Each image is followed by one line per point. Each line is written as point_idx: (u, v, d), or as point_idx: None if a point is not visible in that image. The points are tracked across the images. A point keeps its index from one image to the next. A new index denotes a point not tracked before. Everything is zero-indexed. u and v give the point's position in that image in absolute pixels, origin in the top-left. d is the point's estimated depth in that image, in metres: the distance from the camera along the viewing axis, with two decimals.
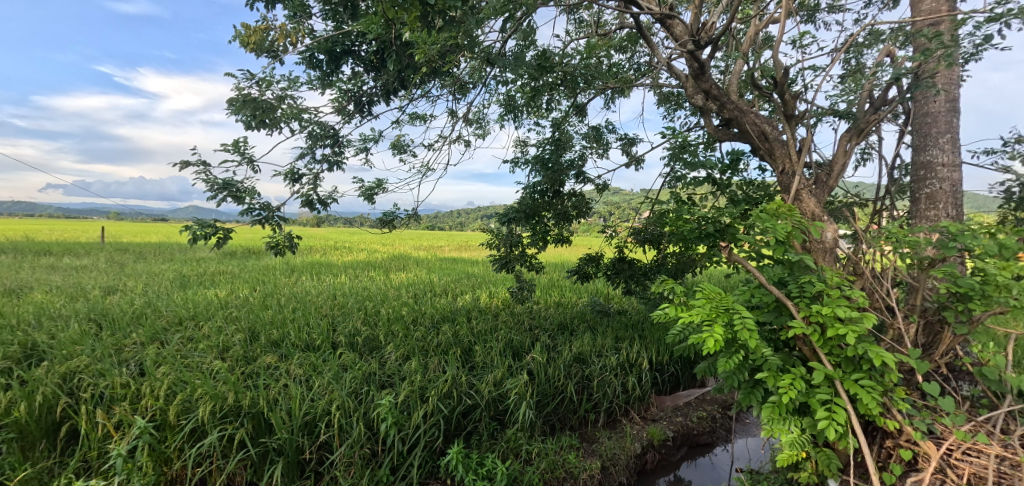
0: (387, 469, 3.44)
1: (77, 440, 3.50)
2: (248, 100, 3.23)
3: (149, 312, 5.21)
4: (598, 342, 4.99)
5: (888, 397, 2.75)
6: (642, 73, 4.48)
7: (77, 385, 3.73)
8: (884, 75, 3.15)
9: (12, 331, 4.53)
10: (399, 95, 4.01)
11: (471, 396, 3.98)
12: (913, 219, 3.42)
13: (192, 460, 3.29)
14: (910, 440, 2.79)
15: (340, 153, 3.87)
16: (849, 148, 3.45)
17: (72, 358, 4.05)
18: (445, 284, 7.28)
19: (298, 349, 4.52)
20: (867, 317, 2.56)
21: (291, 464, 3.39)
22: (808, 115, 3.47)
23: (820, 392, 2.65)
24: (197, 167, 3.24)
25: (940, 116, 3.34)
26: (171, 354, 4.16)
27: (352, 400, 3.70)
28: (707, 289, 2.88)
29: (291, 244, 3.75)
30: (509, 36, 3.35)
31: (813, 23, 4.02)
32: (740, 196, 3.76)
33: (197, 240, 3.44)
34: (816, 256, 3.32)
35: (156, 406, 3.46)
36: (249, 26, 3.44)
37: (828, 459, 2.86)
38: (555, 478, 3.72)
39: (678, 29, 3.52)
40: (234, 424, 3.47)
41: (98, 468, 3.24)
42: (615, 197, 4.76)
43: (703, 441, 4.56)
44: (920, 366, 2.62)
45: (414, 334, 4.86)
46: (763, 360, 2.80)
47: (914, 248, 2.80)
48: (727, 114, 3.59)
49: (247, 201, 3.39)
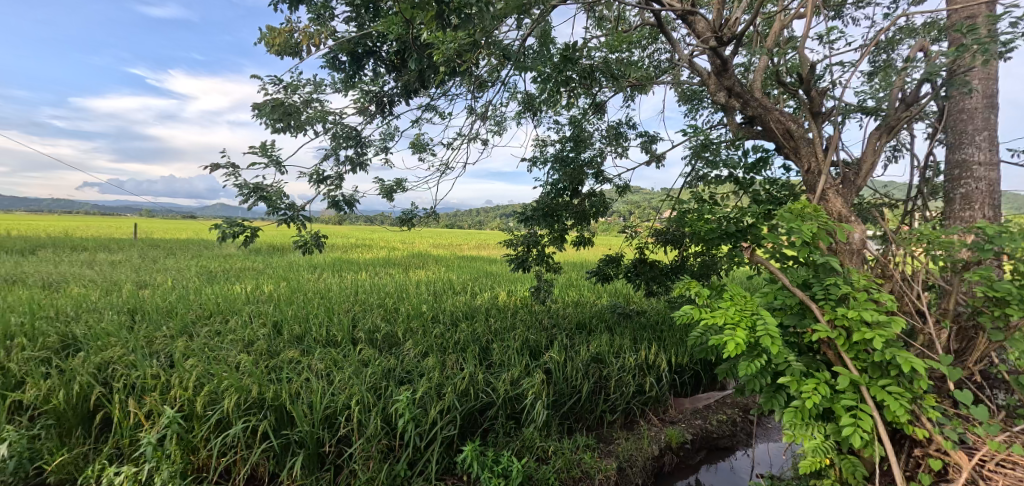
0: (404, 464, 3.49)
1: (110, 428, 3.66)
2: (275, 105, 3.35)
3: (179, 306, 5.39)
4: (617, 342, 4.94)
5: (918, 405, 2.68)
6: (662, 70, 4.47)
7: (111, 375, 3.89)
8: (916, 72, 3.06)
9: (52, 322, 4.74)
10: (420, 95, 4.07)
11: (487, 394, 4.02)
12: (948, 220, 3.31)
13: (218, 450, 3.42)
14: (941, 450, 2.71)
15: (363, 154, 3.94)
16: (879, 146, 3.38)
17: (107, 348, 4.23)
18: (464, 283, 7.36)
19: (320, 344, 4.64)
20: (896, 322, 2.50)
21: (311, 456, 3.47)
22: (835, 113, 3.39)
23: (845, 398, 2.60)
24: (228, 170, 3.32)
25: (977, 113, 3.23)
26: (199, 347, 4.30)
27: (371, 395, 3.77)
28: (732, 292, 2.86)
29: (317, 244, 3.83)
30: (527, 34, 3.38)
31: (841, 19, 3.93)
32: (764, 197, 3.74)
33: (227, 238, 3.54)
34: (842, 258, 3.26)
35: (185, 396, 3.61)
36: (273, 28, 3.53)
37: (852, 467, 2.78)
38: (571, 478, 3.70)
39: (700, 25, 3.51)
40: (258, 416, 3.59)
41: (130, 455, 3.40)
42: (636, 196, 4.76)
43: (723, 445, 4.51)
44: (953, 372, 2.52)
45: (433, 331, 4.94)
46: (786, 364, 2.75)
47: (948, 251, 2.72)
48: (751, 111, 3.53)
49: (274, 203, 3.47)
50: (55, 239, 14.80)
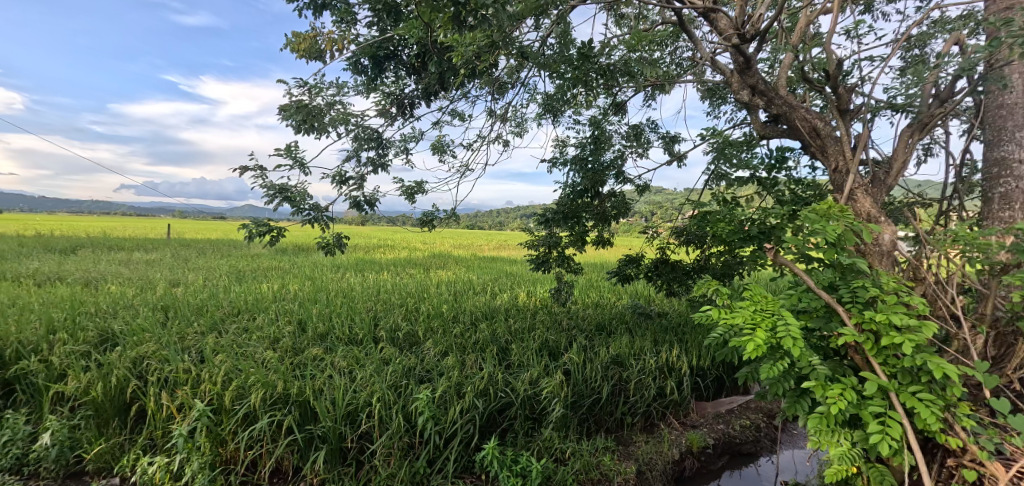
0: (424, 461, 3.53)
1: (144, 420, 3.82)
2: (299, 107, 3.44)
3: (209, 304, 5.59)
4: (638, 345, 4.91)
5: (951, 413, 2.57)
6: (683, 69, 4.41)
7: (145, 369, 4.06)
8: (951, 66, 2.94)
9: (92, 318, 4.97)
10: (440, 97, 4.13)
11: (506, 394, 4.04)
12: (985, 220, 3.17)
13: (245, 443, 3.53)
14: (976, 460, 2.60)
15: (384, 155, 4.01)
16: (911, 144, 3.27)
17: (142, 343, 4.41)
18: (484, 283, 7.42)
19: (342, 343, 4.74)
20: (926, 327, 2.42)
21: (334, 451, 3.55)
22: (864, 110, 3.29)
23: (872, 404, 2.52)
24: (256, 172, 3.44)
25: (1017, 108, 3.08)
26: (228, 343, 4.46)
27: (391, 393, 3.83)
28: (753, 293, 2.81)
29: (340, 244, 3.92)
30: (545, 35, 3.38)
31: (870, 13, 3.82)
32: (789, 197, 3.66)
33: (254, 238, 3.65)
34: (872, 260, 3.15)
35: (214, 390, 3.74)
36: (299, 34, 3.63)
37: (881, 475, 2.69)
38: (590, 479, 3.68)
39: (722, 22, 3.45)
40: (283, 411, 3.69)
41: (163, 446, 3.55)
42: (658, 197, 4.71)
43: (747, 450, 4.42)
44: (988, 380, 2.42)
45: (453, 330, 5.00)
46: (811, 369, 2.68)
47: (985, 253, 2.61)
48: (775, 109, 3.46)
49: (299, 203, 3.57)
50: (89, 239, 15.45)
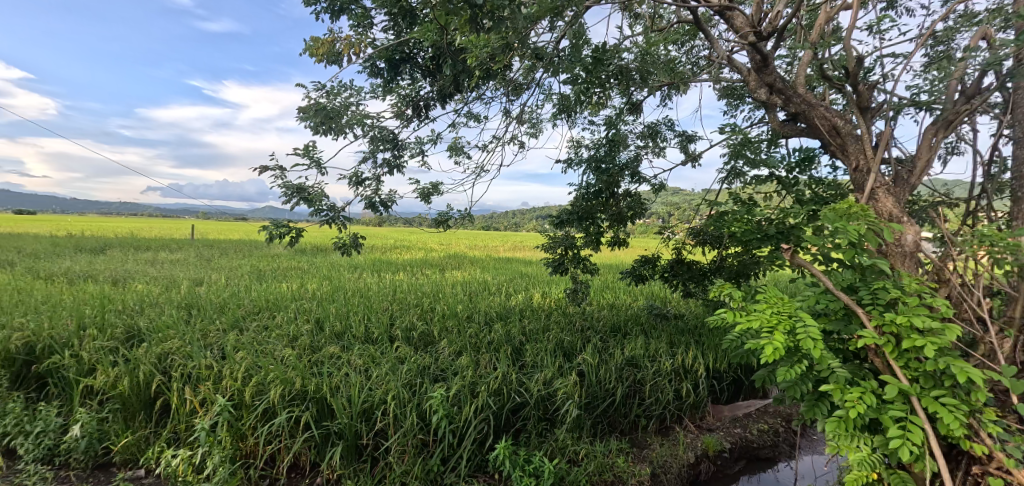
0: (438, 459, 3.57)
1: (169, 414, 3.94)
2: (318, 109, 3.51)
3: (231, 303, 5.73)
4: (653, 346, 4.87)
5: (976, 419, 2.50)
6: (700, 68, 4.37)
7: (170, 365, 4.18)
8: (977, 61, 2.86)
9: (120, 316, 5.14)
10: (455, 99, 4.17)
11: (520, 394, 4.05)
12: (1014, 220, 3.06)
13: (264, 438, 3.62)
14: (1002, 468, 2.52)
15: (400, 157, 4.07)
16: (935, 142, 3.18)
17: (167, 340, 4.55)
18: (499, 283, 7.45)
19: (359, 341, 4.81)
20: (950, 329, 2.35)
21: (350, 448, 3.62)
22: (886, 107, 3.22)
23: (893, 408, 2.45)
24: (275, 173, 3.52)
25: None
26: (249, 341, 4.57)
27: (406, 391, 3.88)
28: (769, 294, 2.77)
29: (356, 244, 3.99)
30: (560, 36, 3.40)
31: (893, 9, 3.73)
32: (808, 197, 3.59)
33: (274, 238, 3.74)
34: (894, 261, 3.07)
35: (235, 386, 3.84)
36: (318, 38, 3.71)
37: (901, 482, 2.62)
38: (603, 481, 3.67)
39: (739, 20, 3.41)
40: (301, 407, 3.77)
41: (186, 439, 3.67)
42: (674, 198, 4.67)
43: (765, 455, 4.35)
44: (1015, 385, 2.34)
45: (468, 330, 5.03)
46: (829, 372, 2.62)
47: (1013, 253, 2.52)
48: (794, 108, 3.40)
49: (317, 204, 3.64)
50: (118, 239, 15.94)
